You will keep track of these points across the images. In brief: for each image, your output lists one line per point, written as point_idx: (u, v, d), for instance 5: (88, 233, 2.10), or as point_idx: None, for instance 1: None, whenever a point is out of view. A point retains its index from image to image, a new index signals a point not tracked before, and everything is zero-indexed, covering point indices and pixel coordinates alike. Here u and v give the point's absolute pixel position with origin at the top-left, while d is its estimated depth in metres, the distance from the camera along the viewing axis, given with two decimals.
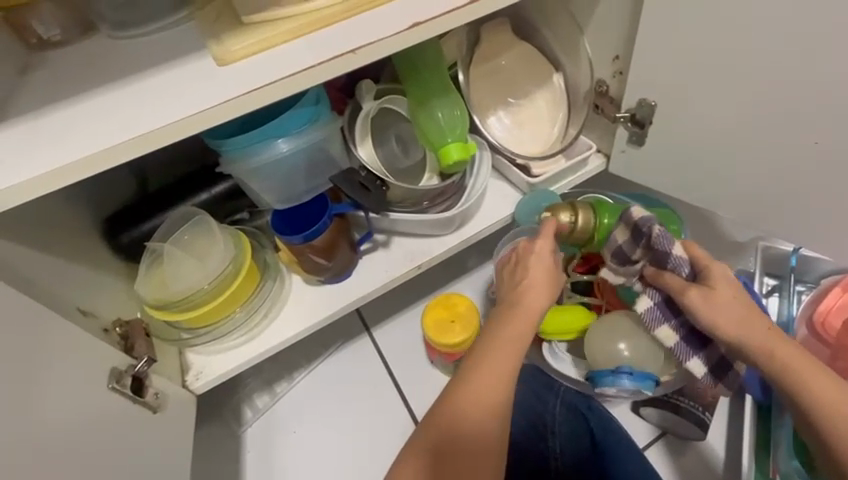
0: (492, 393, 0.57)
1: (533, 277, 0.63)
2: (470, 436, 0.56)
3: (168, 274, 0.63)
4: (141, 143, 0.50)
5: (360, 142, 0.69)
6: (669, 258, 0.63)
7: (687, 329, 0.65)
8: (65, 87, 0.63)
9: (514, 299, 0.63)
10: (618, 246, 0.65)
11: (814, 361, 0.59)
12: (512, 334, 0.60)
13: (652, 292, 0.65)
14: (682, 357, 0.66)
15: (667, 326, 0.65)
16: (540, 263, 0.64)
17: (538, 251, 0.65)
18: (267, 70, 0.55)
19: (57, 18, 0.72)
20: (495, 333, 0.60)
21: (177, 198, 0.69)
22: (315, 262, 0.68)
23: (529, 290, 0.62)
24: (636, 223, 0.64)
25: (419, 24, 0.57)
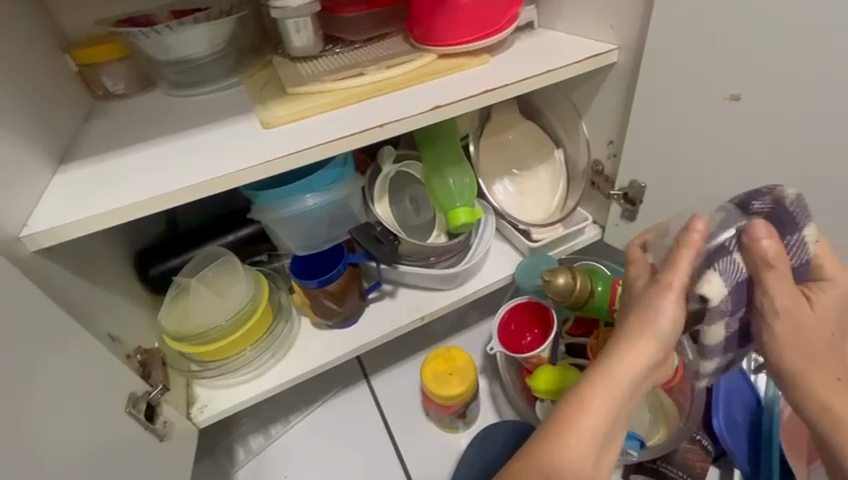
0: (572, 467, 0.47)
1: (639, 343, 0.49)
2: None
3: (191, 308, 0.68)
4: (188, 192, 0.56)
5: (379, 199, 0.76)
6: (791, 234, 0.52)
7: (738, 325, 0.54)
8: (124, 133, 0.72)
9: (611, 373, 0.49)
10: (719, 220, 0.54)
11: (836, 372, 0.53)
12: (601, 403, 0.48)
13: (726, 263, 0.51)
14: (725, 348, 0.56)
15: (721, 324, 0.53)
16: (648, 319, 0.49)
17: (649, 301, 0.50)
18: (306, 136, 0.63)
19: (125, 75, 0.84)
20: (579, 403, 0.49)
21: (206, 237, 0.75)
22: (327, 307, 0.73)
23: (630, 359, 0.49)
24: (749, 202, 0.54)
25: (439, 106, 0.66)
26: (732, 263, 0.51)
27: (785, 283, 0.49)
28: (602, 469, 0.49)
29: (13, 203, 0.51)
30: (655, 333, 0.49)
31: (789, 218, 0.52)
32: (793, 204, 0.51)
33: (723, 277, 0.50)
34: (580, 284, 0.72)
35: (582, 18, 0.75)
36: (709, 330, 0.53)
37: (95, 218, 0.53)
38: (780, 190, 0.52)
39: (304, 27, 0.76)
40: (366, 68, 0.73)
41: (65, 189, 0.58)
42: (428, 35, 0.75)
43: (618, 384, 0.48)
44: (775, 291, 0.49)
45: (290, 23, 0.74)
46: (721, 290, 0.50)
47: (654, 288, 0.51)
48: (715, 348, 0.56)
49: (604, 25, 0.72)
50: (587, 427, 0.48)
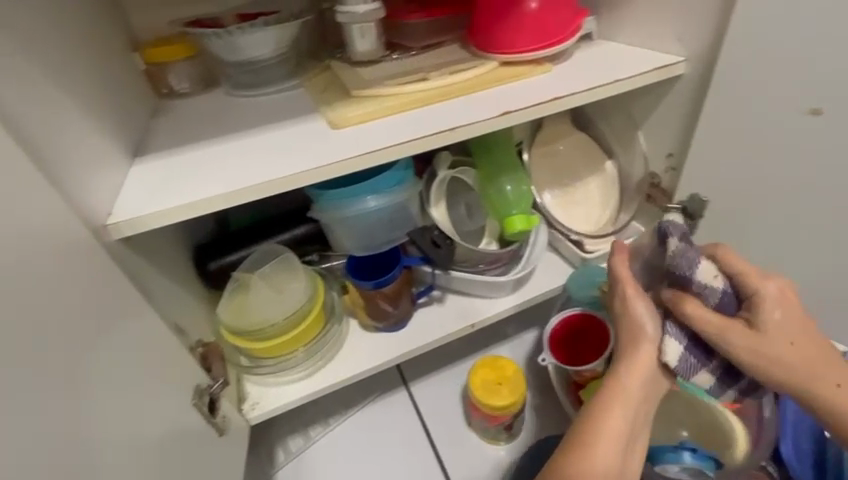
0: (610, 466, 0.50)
1: (635, 358, 0.55)
2: None
3: (249, 304, 0.68)
4: (262, 189, 0.57)
5: (435, 203, 0.76)
6: (692, 281, 0.55)
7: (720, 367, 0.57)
8: (191, 129, 0.74)
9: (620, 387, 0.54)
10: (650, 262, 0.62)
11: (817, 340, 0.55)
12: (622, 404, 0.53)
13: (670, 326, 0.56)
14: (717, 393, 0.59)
15: (704, 372, 0.57)
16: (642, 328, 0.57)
17: (632, 318, 0.58)
18: (375, 138, 0.63)
19: (189, 74, 0.86)
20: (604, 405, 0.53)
21: (261, 235, 0.76)
22: (381, 308, 0.72)
23: (632, 372, 0.55)
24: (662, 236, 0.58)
25: (506, 113, 0.66)
26: (675, 327, 0.56)
27: (721, 322, 0.53)
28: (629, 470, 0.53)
29: (99, 192, 0.52)
30: (647, 346, 0.56)
31: (686, 263, 0.55)
32: (676, 253, 0.56)
33: (670, 336, 0.55)
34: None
35: (646, 31, 0.74)
36: (700, 379, 0.57)
37: (173, 210, 0.54)
38: (667, 240, 0.57)
39: (368, 32, 0.77)
40: (429, 73, 0.74)
41: (142, 181, 0.60)
42: (489, 44, 0.75)
43: (629, 396, 0.53)
44: (717, 328, 0.53)
45: (354, 27, 0.75)
46: (678, 350, 0.55)
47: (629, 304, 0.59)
48: (717, 389, 0.58)
49: (670, 37, 0.71)
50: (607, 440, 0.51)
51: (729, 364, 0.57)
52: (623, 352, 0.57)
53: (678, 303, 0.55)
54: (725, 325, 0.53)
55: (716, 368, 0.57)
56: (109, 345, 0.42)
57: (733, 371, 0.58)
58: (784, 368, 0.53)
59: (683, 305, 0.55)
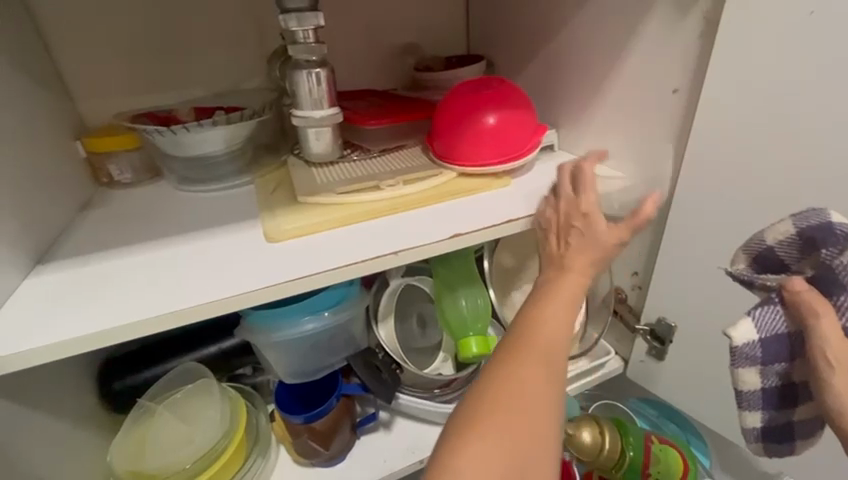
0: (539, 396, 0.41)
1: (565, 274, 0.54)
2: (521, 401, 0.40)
3: (149, 441, 0.58)
4: (166, 319, 0.48)
5: (383, 320, 0.70)
6: (841, 292, 0.41)
7: (776, 381, 0.47)
8: (120, 227, 0.68)
9: (552, 296, 0.51)
10: (773, 247, 0.45)
11: None
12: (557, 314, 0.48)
13: (761, 311, 0.44)
14: (750, 408, 0.48)
15: (754, 370, 0.46)
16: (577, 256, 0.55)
17: (561, 249, 0.58)
18: (313, 258, 0.56)
19: (133, 165, 0.81)
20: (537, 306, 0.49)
21: (184, 348, 0.67)
22: (309, 446, 0.62)
23: (560, 291, 0.52)
24: (823, 224, 0.42)
25: (459, 235, 0.60)
26: (773, 313, 0.44)
27: (840, 340, 0.39)
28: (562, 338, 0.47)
29: None
30: (578, 261, 0.55)
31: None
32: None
33: (754, 321, 0.44)
34: (611, 444, 0.64)
35: (604, 149, 0.74)
36: (743, 374, 0.46)
37: (48, 348, 0.45)
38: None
39: (323, 136, 0.74)
40: (382, 180, 0.71)
41: (29, 300, 0.51)
42: (447, 152, 0.74)
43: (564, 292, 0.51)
44: (829, 345, 0.39)
45: (310, 131, 0.73)
46: (752, 336, 0.44)
47: (565, 244, 0.57)
48: (749, 401, 0.48)
49: (628, 159, 0.70)
50: (542, 341, 0.45)
51: (791, 383, 0.46)
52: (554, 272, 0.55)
53: (814, 300, 0.40)
54: (835, 346, 0.39)
55: (771, 374, 0.46)
56: None
57: (787, 392, 0.47)
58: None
59: (820, 306, 0.40)
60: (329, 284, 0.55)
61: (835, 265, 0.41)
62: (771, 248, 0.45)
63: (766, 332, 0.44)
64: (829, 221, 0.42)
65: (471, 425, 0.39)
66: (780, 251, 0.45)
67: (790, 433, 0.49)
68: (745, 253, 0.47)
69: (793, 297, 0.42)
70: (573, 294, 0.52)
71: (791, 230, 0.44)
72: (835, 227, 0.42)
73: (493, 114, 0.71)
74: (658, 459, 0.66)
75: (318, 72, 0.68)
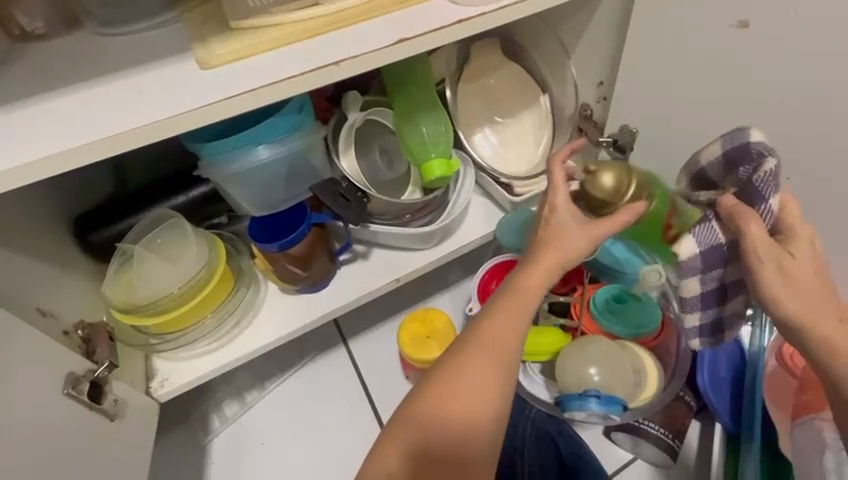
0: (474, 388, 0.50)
1: (493, 314, 0.53)
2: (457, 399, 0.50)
3: (138, 277, 0.63)
4: (112, 144, 0.51)
5: (343, 152, 0.69)
6: (762, 201, 0.51)
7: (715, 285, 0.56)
8: (44, 78, 0.62)
9: (471, 339, 0.53)
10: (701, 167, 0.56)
11: (822, 297, 0.51)
12: (518, 303, 0.53)
13: (700, 231, 0.53)
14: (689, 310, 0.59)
15: (693, 279, 0.56)
16: (561, 237, 0.54)
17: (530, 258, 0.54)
18: (249, 77, 0.55)
19: (43, 11, 0.72)
20: (503, 298, 0.53)
21: (153, 198, 0.68)
22: (290, 271, 0.68)
23: (483, 335, 0.52)
24: (748, 145, 0.51)
25: (405, 40, 0.58)
26: (709, 229, 0.53)
27: (762, 241, 0.49)
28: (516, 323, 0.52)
29: None
30: (522, 294, 0.53)
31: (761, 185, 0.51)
32: (764, 177, 0.50)
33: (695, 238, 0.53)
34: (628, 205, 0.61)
35: None
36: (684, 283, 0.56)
37: (11, 172, 0.49)
38: (764, 160, 0.50)
39: None
40: None
41: None
42: None
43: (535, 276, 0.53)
44: (754, 244, 0.49)
45: None
46: (693, 249, 0.53)
47: (553, 226, 0.55)
48: (691, 304, 0.58)
49: None
50: (497, 333, 0.52)
51: (726, 284, 0.56)
52: (492, 302, 0.54)
53: (741, 210, 0.50)
54: (761, 247, 0.49)
55: (712, 279, 0.55)
56: None
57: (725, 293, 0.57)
58: (792, 298, 0.50)
59: (747, 213, 0.49)
60: (271, 102, 0.55)
61: (753, 180, 0.51)
62: (704, 169, 0.56)
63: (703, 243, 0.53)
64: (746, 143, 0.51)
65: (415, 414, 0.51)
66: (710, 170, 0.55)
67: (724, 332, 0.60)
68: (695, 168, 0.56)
69: (725, 209, 0.51)
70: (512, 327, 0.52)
71: (719, 152, 0.53)
72: (751, 147, 0.51)
73: None
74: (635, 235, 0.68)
75: None
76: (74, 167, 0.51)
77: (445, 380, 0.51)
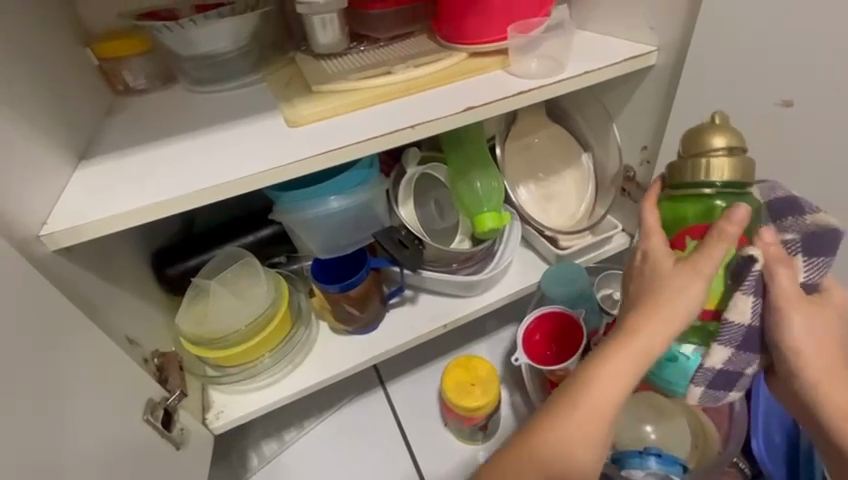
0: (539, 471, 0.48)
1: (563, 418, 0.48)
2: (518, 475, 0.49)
3: (209, 311, 0.67)
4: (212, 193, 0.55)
5: (402, 202, 0.74)
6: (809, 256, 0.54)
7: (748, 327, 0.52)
8: (146, 129, 0.71)
9: (535, 439, 0.49)
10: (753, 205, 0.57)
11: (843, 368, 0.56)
12: (606, 387, 0.47)
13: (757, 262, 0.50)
14: (725, 343, 0.52)
15: (745, 301, 0.50)
16: (659, 308, 0.48)
17: (605, 353, 0.48)
18: (332, 137, 0.61)
19: (146, 70, 0.82)
20: (589, 379, 0.48)
21: (225, 237, 0.74)
22: (348, 312, 0.71)
23: (551, 444, 0.48)
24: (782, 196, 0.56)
25: (472, 107, 0.64)
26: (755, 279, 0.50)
27: (793, 286, 0.52)
28: (603, 409, 0.47)
29: (33, 203, 0.50)
30: (598, 403, 0.47)
31: (827, 239, 0.53)
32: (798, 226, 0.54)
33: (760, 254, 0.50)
34: (720, 166, 0.49)
35: (619, 22, 0.71)
36: (738, 301, 0.51)
37: (121, 216, 0.53)
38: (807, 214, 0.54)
39: (330, 24, 0.74)
40: (393, 66, 0.71)
41: (85, 184, 0.57)
42: (456, 34, 0.72)
43: (625, 358, 0.47)
44: (783, 288, 0.52)
45: (315, 19, 0.72)
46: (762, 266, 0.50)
47: (654, 296, 0.48)
48: (729, 335, 0.52)
49: (642, 27, 0.69)
50: (577, 421, 0.47)
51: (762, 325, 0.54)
52: (557, 403, 0.49)
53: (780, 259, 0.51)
54: (790, 291, 0.52)
55: (758, 314, 0.52)
56: (50, 374, 0.41)
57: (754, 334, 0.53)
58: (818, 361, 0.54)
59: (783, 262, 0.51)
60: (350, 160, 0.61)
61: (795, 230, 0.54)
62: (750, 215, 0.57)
63: (762, 263, 0.51)
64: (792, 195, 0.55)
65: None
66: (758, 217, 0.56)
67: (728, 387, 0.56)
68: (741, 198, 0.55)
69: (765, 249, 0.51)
70: (586, 444, 0.47)
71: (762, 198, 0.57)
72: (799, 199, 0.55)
73: None
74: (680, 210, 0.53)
75: None
76: (178, 212, 0.56)
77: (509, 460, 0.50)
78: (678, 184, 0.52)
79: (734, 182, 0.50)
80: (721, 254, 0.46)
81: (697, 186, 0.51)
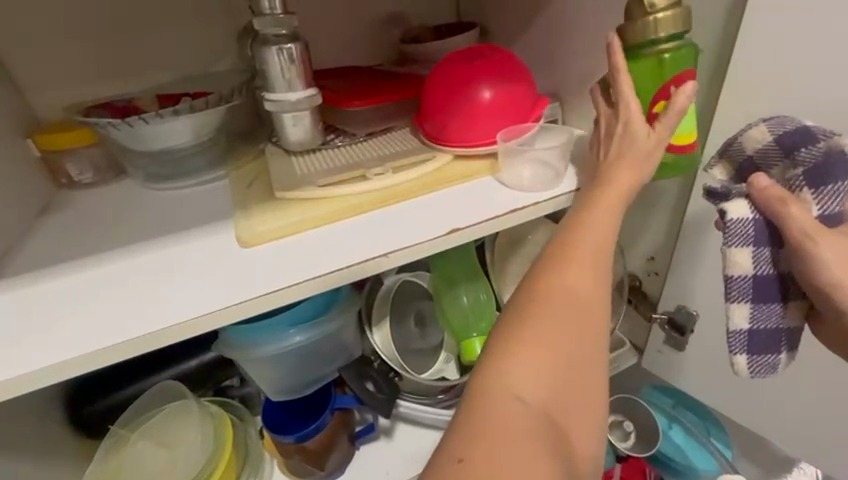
0: (543, 361, 0.38)
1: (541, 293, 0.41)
2: (523, 376, 0.37)
3: (128, 470, 0.54)
4: (130, 349, 0.44)
5: (377, 323, 0.66)
6: (827, 183, 0.47)
7: (770, 267, 0.51)
8: (75, 239, 0.61)
9: (526, 329, 0.39)
10: (751, 154, 0.50)
11: None
12: (583, 253, 0.44)
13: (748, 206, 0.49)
14: (735, 296, 0.51)
15: (747, 251, 0.49)
16: (620, 184, 0.49)
17: (582, 221, 0.46)
18: (290, 266, 0.51)
19: (93, 163, 0.73)
20: (562, 247, 0.44)
21: (157, 363, 0.61)
22: (305, 466, 0.59)
23: (544, 327, 0.39)
24: (776, 123, 0.48)
25: (457, 229, 0.54)
26: (742, 225, 0.49)
27: (810, 222, 0.46)
28: (575, 270, 0.42)
29: None
30: (577, 261, 0.43)
31: (837, 167, 0.46)
32: (816, 156, 0.46)
33: (756, 202, 0.48)
34: (662, 25, 0.49)
35: None
36: (735, 254, 0.50)
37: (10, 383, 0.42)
38: (826, 140, 0.46)
39: (301, 120, 0.66)
40: (370, 168, 0.63)
41: None
42: (440, 133, 0.65)
43: (588, 224, 0.46)
44: (803, 225, 0.46)
45: (285, 117, 0.65)
46: (746, 213, 0.49)
47: (607, 166, 0.51)
48: (738, 288, 0.51)
49: None
50: (558, 297, 0.41)
51: (781, 274, 0.51)
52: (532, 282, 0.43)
53: (776, 194, 0.47)
54: (813, 228, 0.46)
55: (762, 261, 0.50)
56: None
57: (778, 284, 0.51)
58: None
59: (784, 199, 0.46)
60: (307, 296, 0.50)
61: (809, 161, 0.47)
62: (750, 157, 0.50)
63: (760, 208, 0.48)
64: (805, 125, 0.46)
65: (476, 409, 0.36)
66: (759, 158, 0.50)
67: (775, 352, 0.53)
68: (726, 161, 0.52)
69: (761, 196, 0.48)
70: (573, 319, 0.40)
71: (769, 138, 0.48)
72: (811, 129, 0.46)
73: (489, 89, 0.63)
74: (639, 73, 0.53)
75: (289, 48, 0.60)
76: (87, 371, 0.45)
77: (504, 355, 0.38)
78: (629, 48, 0.52)
79: (678, 32, 0.50)
80: (675, 122, 0.49)
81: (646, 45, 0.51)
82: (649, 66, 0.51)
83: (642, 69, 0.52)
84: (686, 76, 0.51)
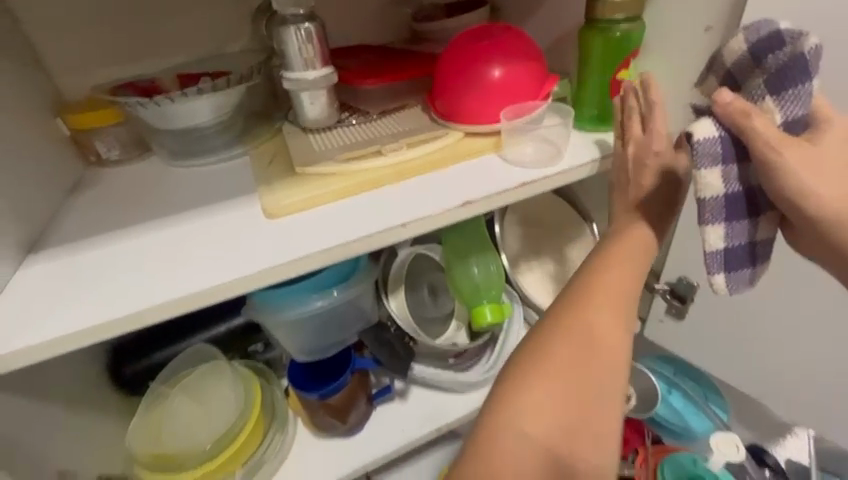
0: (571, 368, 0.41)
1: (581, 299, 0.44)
2: (551, 378, 0.41)
3: (171, 420, 0.60)
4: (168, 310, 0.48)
5: (393, 292, 0.69)
6: (794, 86, 0.44)
7: (740, 184, 0.48)
8: (107, 213, 0.65)
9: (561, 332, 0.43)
10: (728, 64, 0.48)
11: None
12: (619, 274, 0.46)
13: (714, 121, 0.47)
14: (706, 219, 0.49)
15: (718, 170, 0.47)
16: (636, 194, 0.54)
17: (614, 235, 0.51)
18: (313, 237, 0.54)
19: (120, 140, 0.76)
20: (602, 260, 0.48)
21: (189, 328, 0.66)
22: (326, 422, 0.65)
23: (579, 335, 0.42)
24: (753, 30, 0.46)
25: (470, 202, 0.57)
26: (710, 141, 0.46)
27: (775, 132, 0.43)
28: (611, 287, 0.45)
29: None
30: (614, 284, 0.45)
31: (805, 69, 0.43)
32: (786, 59, 0.44)
33: (724, 119, 0.45)
34: (624, 5, 0.59)
35: None
36: (705, 176, 0.47)
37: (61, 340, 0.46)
38: (798, 41, 0.43)
39: (318, 99, 0.68)
40: (384, 145, 0.65)
41: (32, 290, 0.52)
42: (450, 111, 0.68)
43: (623, 243, 0.49)
44: (766, 136, 0.43)
45: (303, 95, 0.67)
46: (712, 132, 0.46)
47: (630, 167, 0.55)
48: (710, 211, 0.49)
49: None
50: (595, 305, 0.44)
51: (751, 188, 0.48)
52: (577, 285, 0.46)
53: (742, 105, 0.44)
54: (777, 137, 0.43)
55: (732, 178, 0.48)
56: None
57: (748, 198, 0.49)
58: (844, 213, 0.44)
59: (749, 107, 0.44)
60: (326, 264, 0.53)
61: (780, 65, 0.45)
62: (728, 70, 0.48)
63: (725, 124, 0.46)
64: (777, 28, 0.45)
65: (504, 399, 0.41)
66: (735, 69, 0.48)
67: (752, 267, 0.51)
68: (711, 78, 0.50)
69: (725, 110, 0.45)
70: (607, 336, 0.42)
71: (744, 46, 0.46)
72: (782, 32, 0.44)
73: (499, 66, 0.65)
74: (600, 49, 0.62)
75: (306, 27, 0.62)
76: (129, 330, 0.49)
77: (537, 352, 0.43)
78: (592, 22, 0.61)
79: (632, 15, 0.60)
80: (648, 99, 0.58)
81: (606, 21, 0.60)
82: (611, 41, 0.61)
83: (599, 44, 0.62)
84: (631, 55, 0.62)
